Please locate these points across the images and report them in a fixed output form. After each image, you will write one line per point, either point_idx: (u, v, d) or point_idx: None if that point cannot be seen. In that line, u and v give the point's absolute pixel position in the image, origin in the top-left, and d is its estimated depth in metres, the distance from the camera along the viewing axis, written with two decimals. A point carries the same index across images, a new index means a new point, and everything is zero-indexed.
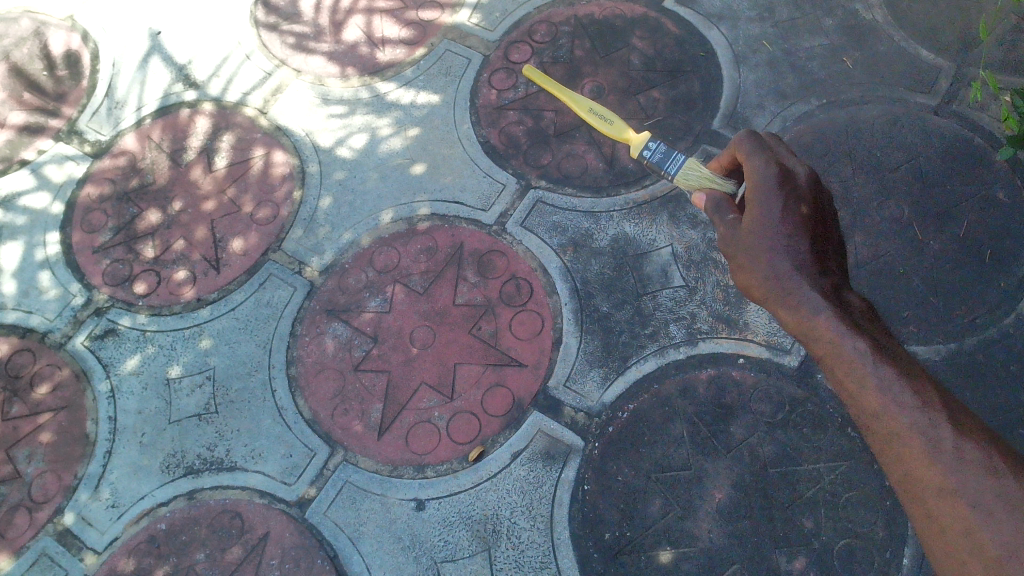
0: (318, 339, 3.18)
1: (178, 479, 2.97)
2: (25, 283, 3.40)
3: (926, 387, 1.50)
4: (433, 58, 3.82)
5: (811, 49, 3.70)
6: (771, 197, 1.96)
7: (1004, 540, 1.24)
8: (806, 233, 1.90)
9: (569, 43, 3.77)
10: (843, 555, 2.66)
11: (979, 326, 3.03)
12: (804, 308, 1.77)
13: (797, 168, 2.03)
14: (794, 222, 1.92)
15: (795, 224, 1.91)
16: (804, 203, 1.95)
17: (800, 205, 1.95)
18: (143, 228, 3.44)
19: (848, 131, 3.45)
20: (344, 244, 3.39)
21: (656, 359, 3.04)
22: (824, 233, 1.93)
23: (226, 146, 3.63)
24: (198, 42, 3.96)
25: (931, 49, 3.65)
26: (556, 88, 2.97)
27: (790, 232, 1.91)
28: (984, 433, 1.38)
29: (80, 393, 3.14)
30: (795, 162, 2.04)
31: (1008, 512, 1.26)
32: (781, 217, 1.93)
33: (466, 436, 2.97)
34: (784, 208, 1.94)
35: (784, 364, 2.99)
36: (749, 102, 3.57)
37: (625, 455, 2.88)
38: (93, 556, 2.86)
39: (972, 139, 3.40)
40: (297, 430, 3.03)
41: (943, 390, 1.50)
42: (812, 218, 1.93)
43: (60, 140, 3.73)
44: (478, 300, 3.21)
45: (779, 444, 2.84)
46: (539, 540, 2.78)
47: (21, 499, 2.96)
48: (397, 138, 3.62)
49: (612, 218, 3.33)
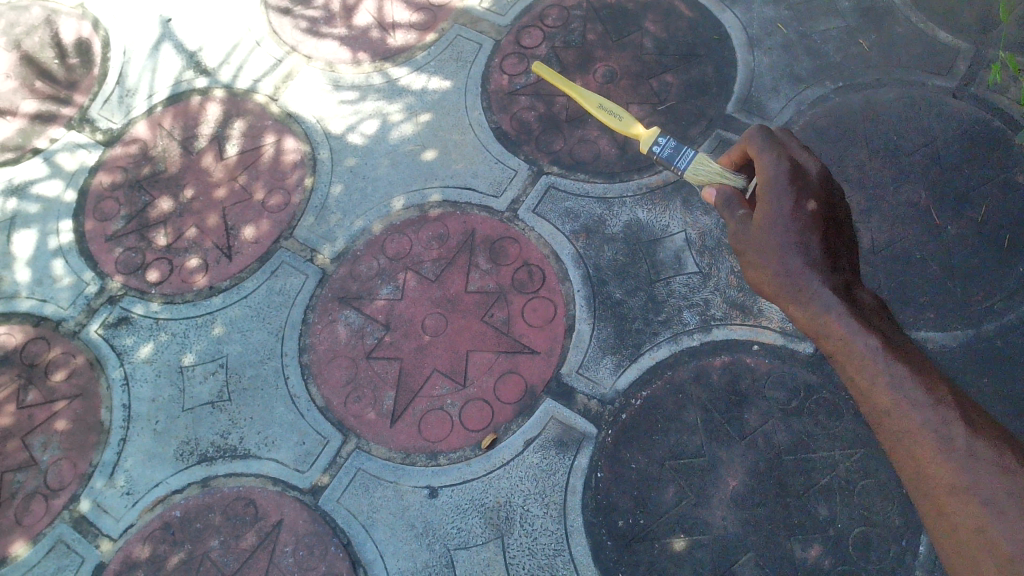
0: (330, 326, 3.18)
1: (192, 467, 2.98)
2: (39, 271, 3.41)
3: (938, 384, 1.48)
4: (444, 42, 3.77)
5: (827, 32, 3.62)
6: (782, 194, 1.91)
7: (1017, 539, 1.22)
8: (817, 230, 1.84)
9: (581, 26, 3.71)
10: (859, 543, 2.63)
11: (999, 311, 2.97)
12: (815, 305, 1.73)
13: (809, 164, 1.96)
14: (806, 218, 1.86)
15: (806, 221, 1.86)
16: (814, 198, 1.89)
17: (812, 202, 1.88)
18: (155, 216, 3.44)
19: (865, 114, 3.37)
20: (356, 231, 3.37)
21: (670, 346, 3.01)
22: (837, 229, 1.87)
23: (237, 133, 3.61)
24: (209, 29, 3.94)
25: (948, 30, 3.56)
26: (564, 86, 2.88)
27: (801, 229, 1.85)
28: (995, 431, 1.36)
29: (94, 380, 3.16)
30: (807, 159, 1.99)
31: (1019, 509, 1.24)
32: (792, 214, 1.87)
33: (478, 423, 2.96)
34: (795, 205, 1.88)
35: (799, 351, 2.95)
36: (763, 86, 3.50)
37: (639, 442, 2.85)
38: (108, 543, 2.88)
39: (991, 121, 3.32)
40: (310, 417, 3.04)
41: (954, 386, 1.48)
42: (823, 215, 1.87)
43: (72, 128, 3.73)
44: (490, 287, 3.19)
45: (794, 431, 2.81)
46: (552, 527, 2.77)
47: (37, 486, 2.98)
48: (408, 123, 3.59)
49: (625, 204, 3.29)
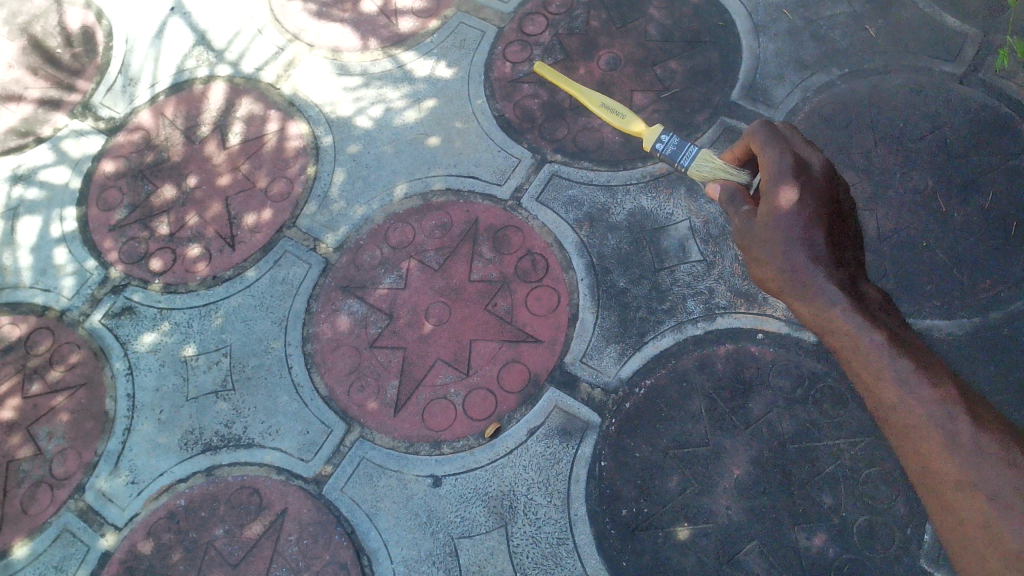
0: (334, 316, 3.18)
1: (197, 456, 2.99)
2: (42, 261, 3.41)
3: (943, 378, 1.47)
4: (447, 30, 3.74)
5: (833, 17, 3.57)
6: (788, 188, 1.88)
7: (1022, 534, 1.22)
8: (822, 225, 1.82)
9: (584, 13, 3.67)
10: (864, 531, 2.62)
11: (1005, 299, 2.94)
12: (820, 300, 1.71)
13: (813, 158, 1.93)
14: (809, 213, 1.83)
15: (812, 216, 1.83)
16: (818, 192, 1.86)
17: (814, 195, 1.86)
18: (158, 205, 3.44)
19: (871, 101, 3.33)
20: (358, 220, 3.36)
21: (675, 334, 3.00)
22: (841, 224, 1.85)
23: (240, 121, 3.60)
24: (212, 16, 3.91)
25: (955, 16, 3.51)
26: (567, 85, 2.86)
27: (806, 224, 1.82)
28: (1002, 425, 1.36)
29: (99, 370, 3.17)
30: (811, 151, 1.95)
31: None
32: (796, 209, 1.84)
33: (482, 412, 2.96)
34: (799, 199, 1.85)
35: (804, 340, 2.94)
36: (769, 73, 3.46)
37: (644, 431, 2.85)
38: (114, 532, 2.90)
39: (999, 107, 3.28)
40: (313, 407, 3.04)
41: (960, 380, 1.48)
42: (826, 209, 1.84)
43: (75, 117, 3.71)
44: (494, 276, 3.17)
45: (800, 420, 2.80)
46: (556, 516, 2.77)
47: (43, 475, 3.00)
48: (411, 110, 3.56)
49: (629, 192, 3.27)
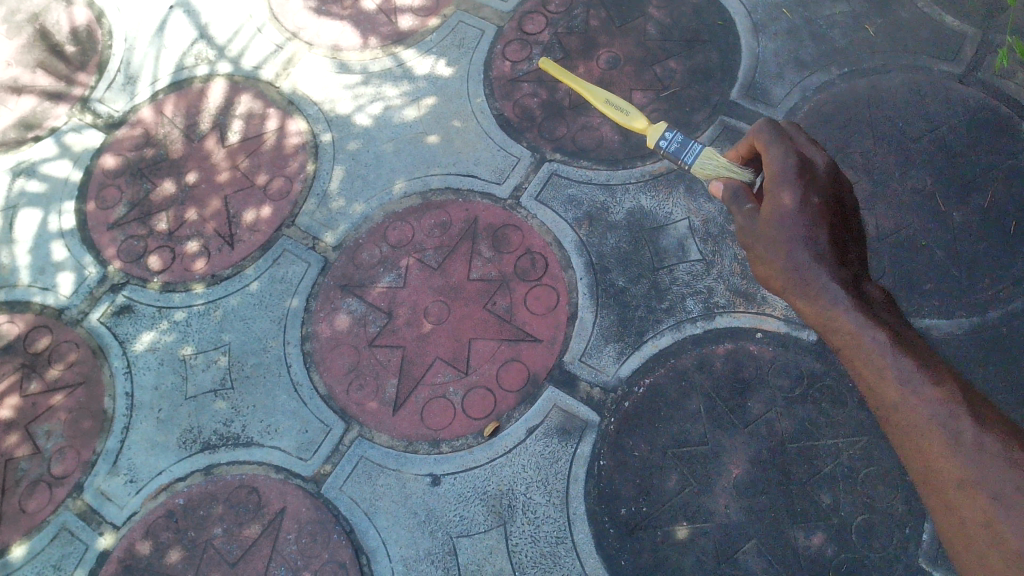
0: (332, 315, 3.17)
1: (196, 455, 2.99)
2: (41, 259, 3.41)
3: (945, 379, 1.47)
4: (446, 29, 3.73)
5: (833, 16, 3.57)
6: (791, 187, 1.87)
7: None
8: (825, 226, 1.82)
9: (584, 12, 3.66)
10: (862, 530, 2.62)
11: (1004, 299, 2.94)
12: (823, 299, 1.71)
13: (817, 158, 1.93)
14: (812, 213, 1.83)
15: (814, 216, 1.83)
16: (821, 192, 1.86)
17: (817, 195, 1.86)
18: (157, 204, 3.43)
19: (871, 100, 3.33)
20: (357, 218, 3.35)
21: (674, 333, 3.00)
22: (844, 224, 1.85)
23: (238, 120, 3.59)
24: (211, 14, 3.90)
25: (954, 16, 3.51)
26: (574, 82, 2.83)
27: (809, 223, 1.82)
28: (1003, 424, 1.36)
29: (97, 368, 3.17)
30: (814, 151, 1.95)
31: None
32: (799, 208, 1.84)
33: (481, 411, 2.96)
34: (802, 199, 1.85)
35: (802, 339, 2.94)
36: (769, 72, 3.45)
37: (643, 430, 2.85)
38: (112, 531, 2.90)
39: (998, 107, 3.28)
40: (312, 405, 3.04)
41: (962, 380, 1.48)
42: (829, 209, 1.84)
43: (74, 115, 3.70)
44: (493, 275, 3.17)
45: (799, 420, 2.80)
46: (555, 515, 2.77)
47: (41, 474, 3.00)
48: (410, 109, 3.56)
49: (628, 191, 3.27)
